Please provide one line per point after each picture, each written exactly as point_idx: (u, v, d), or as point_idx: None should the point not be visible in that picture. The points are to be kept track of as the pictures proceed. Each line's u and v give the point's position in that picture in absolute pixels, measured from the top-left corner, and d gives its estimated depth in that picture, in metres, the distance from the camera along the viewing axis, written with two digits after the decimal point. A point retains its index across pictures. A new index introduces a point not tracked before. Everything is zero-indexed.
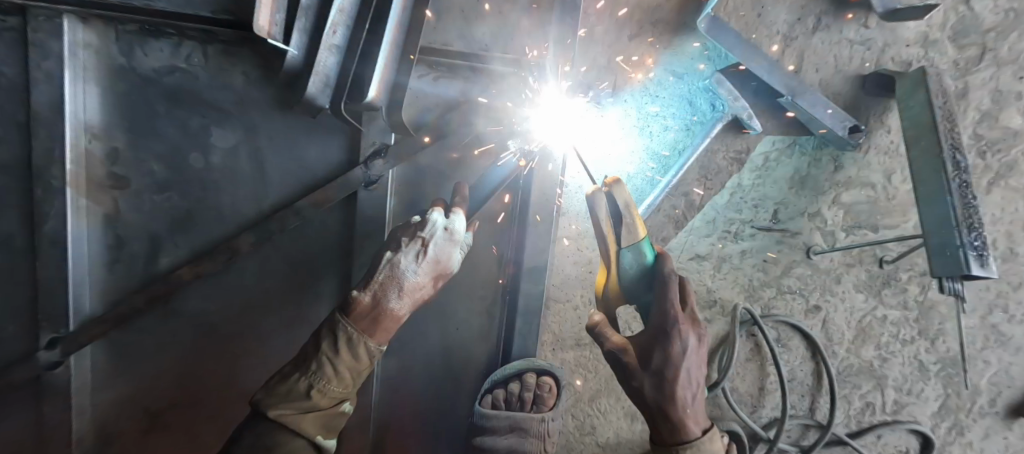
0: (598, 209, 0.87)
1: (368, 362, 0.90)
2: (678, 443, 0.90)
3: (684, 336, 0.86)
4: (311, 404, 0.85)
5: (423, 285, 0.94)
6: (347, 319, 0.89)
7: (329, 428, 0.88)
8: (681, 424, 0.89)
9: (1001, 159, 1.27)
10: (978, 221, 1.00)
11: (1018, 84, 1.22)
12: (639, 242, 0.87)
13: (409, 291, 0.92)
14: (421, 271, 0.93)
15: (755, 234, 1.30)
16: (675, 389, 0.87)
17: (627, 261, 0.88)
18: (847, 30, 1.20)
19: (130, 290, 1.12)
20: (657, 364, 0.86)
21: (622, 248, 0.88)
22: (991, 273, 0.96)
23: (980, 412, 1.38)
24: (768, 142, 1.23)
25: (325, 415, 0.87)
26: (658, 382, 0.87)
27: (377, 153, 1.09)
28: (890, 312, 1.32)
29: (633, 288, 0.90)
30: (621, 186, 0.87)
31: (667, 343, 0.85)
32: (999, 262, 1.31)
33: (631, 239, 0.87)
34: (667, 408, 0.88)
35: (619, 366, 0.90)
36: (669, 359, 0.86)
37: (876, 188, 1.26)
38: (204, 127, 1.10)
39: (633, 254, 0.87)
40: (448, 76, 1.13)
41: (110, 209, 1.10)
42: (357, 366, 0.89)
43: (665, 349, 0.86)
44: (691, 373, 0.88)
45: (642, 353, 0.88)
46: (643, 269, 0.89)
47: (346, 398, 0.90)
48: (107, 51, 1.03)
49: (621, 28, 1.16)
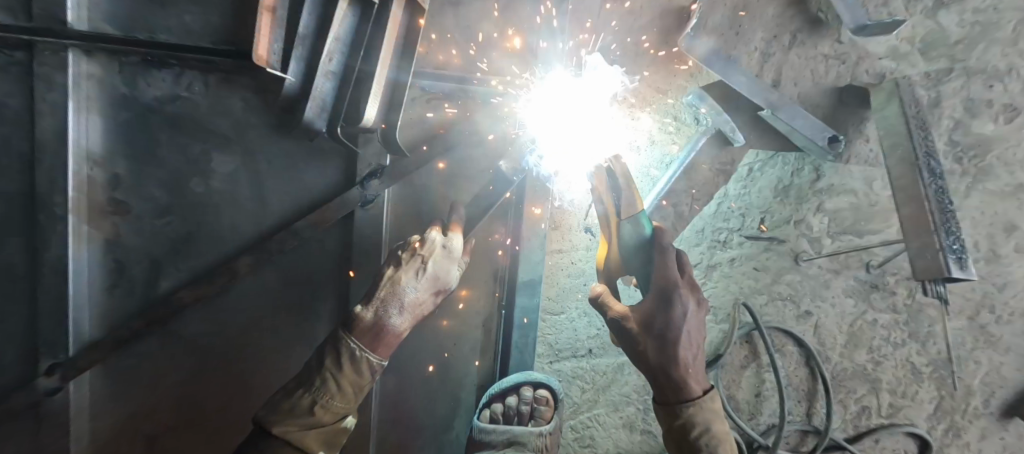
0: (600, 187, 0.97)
1: (369, 377, 0.91)
2: (681, 403, 0.91)
3: (683, 298, 0.90)
4: (314, 420, 0.85)
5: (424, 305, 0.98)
6: (351, 336, 0.90)
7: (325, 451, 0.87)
8: (684, 386, 0.91)
9: (976, 164, 1.33)
10: (956, 224, 1.02)
11: (987, 93, 1.30)
12: (637, 214, 0.93)
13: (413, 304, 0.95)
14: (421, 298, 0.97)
15: (744, 242, 1.33)
16: (677, 350, 0.89)
17: (626, 233, 0.94)
18: (821, 46, 1.25)
19: (130, 313, 1.14)
20: (659, 326, 0.90)
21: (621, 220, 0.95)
22: (970, 275, 0.97)
23: (975, 412, 1.42)
24: (751, 155, 1.29)
25: (326, 431, 0.87)
26: (660, 343, 0.90)
27: (373, 173, 1.12)
28: (881, 315, 1.35)
29: (632, 258, 0.95)
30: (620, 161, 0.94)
31: (667, 306, 0.90)
32: (982, 264, 1.36)
33: (630, 211, 0.93)
34: (670, 371, 0.90)
35: (621, 331, 0.94)
36: (670, 321, 0.89)
37: (858, 195, 1.31)
38: (204, 153, 1.13)
39: (631, 225, 0.93)
40: (442, 98, 1.16)
41: (111, 235, 1.12)
42: (359, 381, 0.90)
43: (666, 311, 0.90)
44: (692, 335, 0.92)
45: (642, 318, 0.92)
46: (642, 241, 0.94)
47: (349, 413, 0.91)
48: (111, 81, 1.07)
49: (609, 45, 1.21)
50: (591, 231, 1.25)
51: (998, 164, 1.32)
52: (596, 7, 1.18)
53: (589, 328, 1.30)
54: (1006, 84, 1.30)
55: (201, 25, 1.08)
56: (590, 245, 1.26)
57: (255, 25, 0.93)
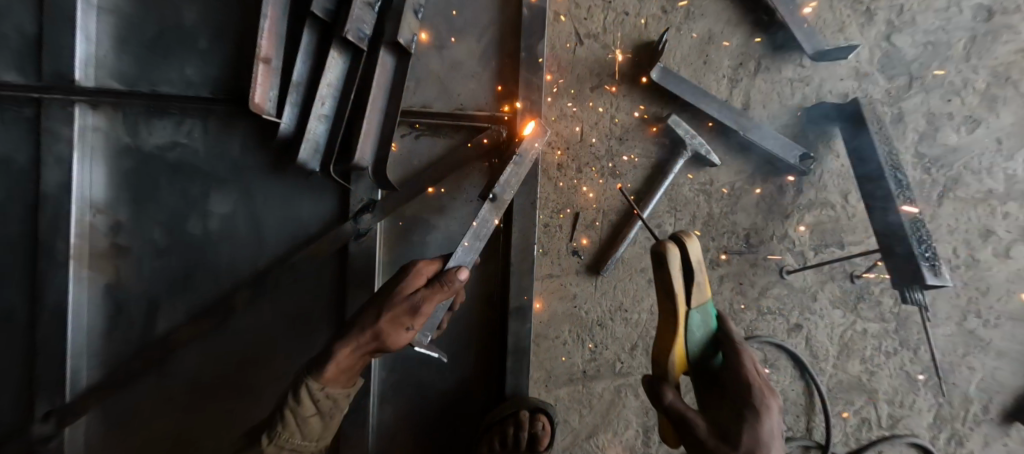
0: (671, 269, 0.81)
1: (316, 409, 0.92)
2: None
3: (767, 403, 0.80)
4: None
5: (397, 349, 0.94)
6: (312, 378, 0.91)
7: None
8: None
9: (945, 174, 1.38)
10: (927, 233, 1.07)
11: (946, 106, 1.37)
12: (706, 303, 0.86)
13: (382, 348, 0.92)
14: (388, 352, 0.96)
15: (728, 259, 1.34)
16: None
17: (695, 324, 0.86)
18: (785, 70, 1.33)
19: (128, 354, 1.16)
20: (749, 445, 0.77)
21: (691, 310, 0.86)
22: (945, 281, 1.01)
23: (975, 419, 1.41)
24: (732, 174, 1.33)
25: None
26: None
27: (365, 208, 1.16)
28: (869, 325, 1.37)
29: (699, 355, 0.88)
30: (695, 242, 0.84)
31: (753, 415, 0.79)
32: (964, 269, 1.40)
33: (699, 301, 0.85)
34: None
35: (696, 444, 0.82)
36: (760, 437, 0.77)
37: (836, 208, 1.35)
38: (203, 193, 1.17)
39: (701, 315, 0.86)
40: (431, 134, 1.22)
41: (111, 277, 1.15)
42: (318, 413, 0.93)
43: (753, 423, 0.78)
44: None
45: (723, 428, 0.81)
46: (708, 333, 0.88)
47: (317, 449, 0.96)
48: (115, 131, 1.14)
49: (585, 78, 1.28)
50: (579, 254, 1.29)
51: (965, 172, 1.38)
52: (571, 45, 1.27)
53: (582, 351, 1.30)
54: (962, 98, 1.38)
55: (201, 77, 1.15)
56: (580, 268, 1.29)
57: (251, 102, 1.00)
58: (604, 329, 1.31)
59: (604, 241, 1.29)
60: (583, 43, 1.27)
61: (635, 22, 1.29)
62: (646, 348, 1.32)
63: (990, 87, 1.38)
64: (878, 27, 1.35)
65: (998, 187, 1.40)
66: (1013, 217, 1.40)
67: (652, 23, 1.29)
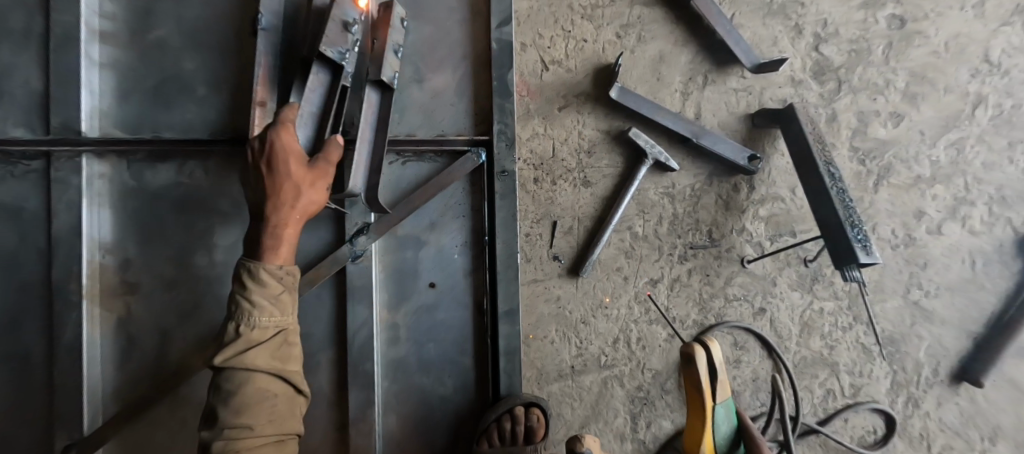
0: (701, 368, 1.20)
1: (281, 285, 0.99)
2: None
3: None
4: (247, 340, 0.93)
5: (308, 199, 1.04)
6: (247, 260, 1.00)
7: (261, 408, 0.92)
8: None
9: (878, 164, 1.55)
10: (858, 219, 1.22)
11: (873, 104, 1.55)
12: (727, 401, 1.25)
13: (289, 214, 1.02)
14: (287, 187, 1.02)
15: (696, 253, 1.48)
16: None
17: (721, 415, 1.24)
18: (730, 82, 1.49)
19: (141, 386, 1.23)
20: None
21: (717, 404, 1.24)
22: (875, 258, 1.15)
23: (928, 382, 1.56)
24: (691, 176, 1.47)
25: (269, 346, 0.96)
26: None
27: (361, 230, 1.26)
28: (826, 303, 1.52)
29: (724, 436, 1.24)
30: (717, 347, 1.25)
31: None
32: (903, 248, 1.56)
33: (722, 398, 1.24)
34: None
35: None
36: None
37: (786, 201, 1.50)
38: (206, 228, 1.26)
39: (724, 409, 1.24)
40: (416, 159, 1.33)
41: (123, 313, 1.23)
42: (271, 292, 0.98)
43: None
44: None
45: None
46: (730, 425, 1.26)
47: (282, 329, 0.98)
48: (121, 176, 1.23)
49: (552, 99, 1.42)
50: (560, 259, 1.41)
51: (895, 162, 1.56)
52: (538, 71, 1.41)
53: (569, 348, 1.41)
54: (886, 96, 1.56)
55: (201, 121, 1.25)
56: (561, 272, 1.41)
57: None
58: (588, 326, 1.42)
59: (581, 245, 1.42)
60: (548, 69, 1.42)
61: (594, 47, 1.43)
62: (628, 340, 1.44)
63: (909, 86, 1.57)
64: (808, 39, 1.53)
65: (925, 173, 1.57)
66: (941, 198, 1.58)
67: (609, 47, 1.44)
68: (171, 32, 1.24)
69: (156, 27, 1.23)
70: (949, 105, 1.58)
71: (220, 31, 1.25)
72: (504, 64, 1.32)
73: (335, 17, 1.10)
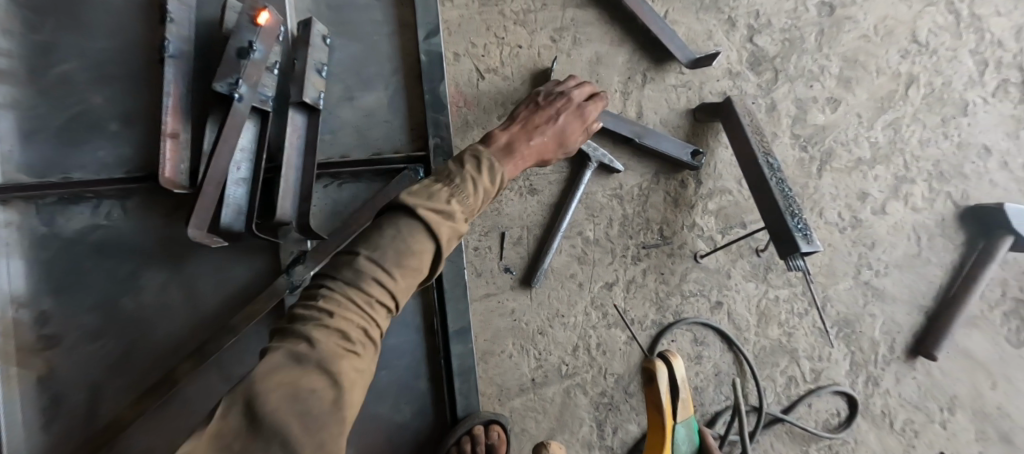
0: (661, 385, 1.18)
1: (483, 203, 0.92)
2: None
3: None
4: (361, 286, 0.78)
5: (545, 147, 1.06)
6: (484, 142, 1.01)
7: (298, 391, 0.65)
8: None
9: (820, 149, 1.58)
10: (797, 207, 1.22)
11: (809, 91, 1.57)
12: (688, 418, 1.23)
13: (525, 151, 1.04)
14: (535, 138, 1.05)
15: (648, 252, 1.46)
16: None
17: (680, 433, 1.21)
18: (668, 78, 1.48)
19: (71, 447, 1.13)
20: None
21: (677, 422, 1.22)
22: (816, 246, 1.14)
23: (885, 360, 1.59)
24: (638, 176, 1.46)
25: (370, 295, 0.78)
26: None
27: (297, 260, 1.19)
28: (780, 291, 1.53)
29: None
30: (680, 361, 1.20)
31: None
32: (850, 230, 1.59)
33: (683, 416, 1.21)
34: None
35: None
36: None
37: (733, 193, 1.51)
38: (131, 271, 1.19)
39: (684, 427, 1.22)
40: (352, 181, 1.27)
41: (44, 370, 1.14)
42: (410, 249, 0.81)
43: None
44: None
45: None
46: (691, 442, 1.23)
47: (386, 281, 0.79)
48: (30, 223, 1.15)
49: (492, 108, 1.39)
50: (511, 271, 1.38)
51: (835, 146, 1.58)
52: (474, 81, 1.38)
53: (528, 360, 1.38)
54: (822, 82, 1.58)
55: (115, 158, 1.17)
56: (513, 284, 1.38)
57: (197, 241, 1.04)
58: (546, 336, 1.40)
59: (532, 254, 1.39)
60: (484, 77, 1.39)
61: (529, 53, 1.41)
62: (588, 346, 1.42)
63: (843, 71, 1.60)
64: (741, 31, 1.54)
65: (865, 155, 1.60)
66: (882, 178, 1.61)
67: (544, 52, 1.42)
68: (75, 66, 1.16)
69: (58, 62, 1.15)
70: (882, 87, 1.62)
71: (130, 63, 1.18)
72: (435, 77, 1.28)
73: (229, 48, 1.03)
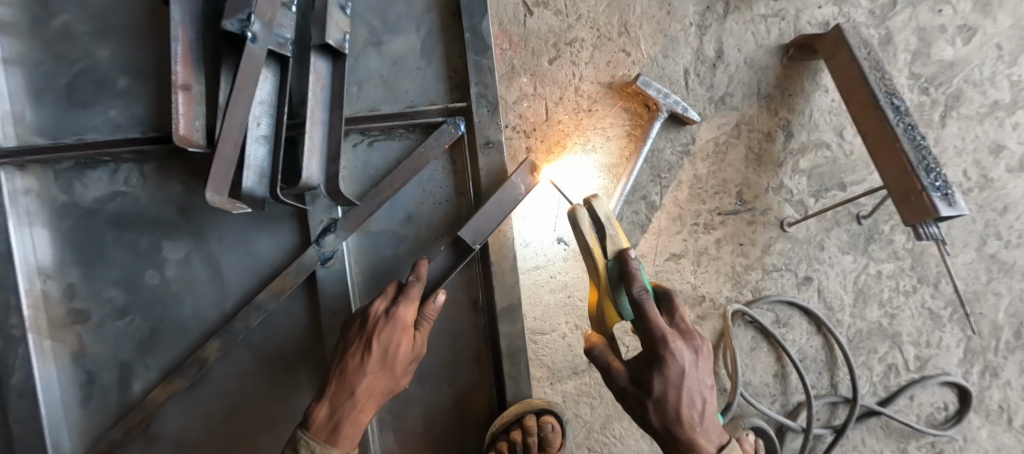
0: (581, 230, 0.86)
1: None
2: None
3: (677, 351, 0.79)
4: None
5: (378, 383, 0.92)
6: (307, 433, 0.88)
7: None
8: (693, 447, 0.82)
9: (945, 91, 1.28)
10: (935, 161, 0.96)
11: (936, 18, 1.26)
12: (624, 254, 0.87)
13: (362, 399, 0.91)
14: (370, 368, 0.91)
15: (725, 220, 1.25)
16: (679, 412, 0.81)
17: (614, 273, 0.86)
18: (756, 7, 1.22)
19: (107, 424, 1.10)
20: (657, 388, 0.81)
21: (607, 261, 0.87)
22: (961, 210, 0.91)
23: (1008, 348, 1.33)
24: (714, 128, 1.23)
25: None
26: (659, 404, 0.81)
27: (326, 229, 1.08)
28: (883, 266, 1.29)
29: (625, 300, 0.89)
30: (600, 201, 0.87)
31: (661, 365, 0.80)
32: (977, 192, 1.30)
33: (615, 251, 0.86)
34: (674, 432, 0.83)
35: (619, 388, 0.88)
36: (667, 382, 0.80)
37: (832, 148, 1.25)
38: (153, 243, 1.10)
39: (616, 264, 0.85)
40: (384, 138, 1.12)
41: (75, 346, 1.09)
42: None
43: (660, 370, 0.80)
44: (694, 393, 0.82)
45: (640, 376, 0.84)
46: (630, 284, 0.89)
47: None
48: (47, 190, 1.06)
49: (542, 50, 1.18)
50: (564, 241, 1.21)
51: (965, 87, 1.28)
52: (521, 17, 1.17)
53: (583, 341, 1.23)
54: (954, 5, 1.26)
55: (129, 118, 1.06)
56: (567, 256, 1.21)
57: (217, 207, 0.89)
58: None
59: None
60: (532, 12, 1.17)
61: None
62: None
63: None
64: None
65: (1004, 97, 1.28)
66: None
67: None
68: (78, 14, 1.04)
69: (60, 10, 1.03)
70: None
71: (135, 9, 1.05)
72: (476, 11, 1.08)
73: None
